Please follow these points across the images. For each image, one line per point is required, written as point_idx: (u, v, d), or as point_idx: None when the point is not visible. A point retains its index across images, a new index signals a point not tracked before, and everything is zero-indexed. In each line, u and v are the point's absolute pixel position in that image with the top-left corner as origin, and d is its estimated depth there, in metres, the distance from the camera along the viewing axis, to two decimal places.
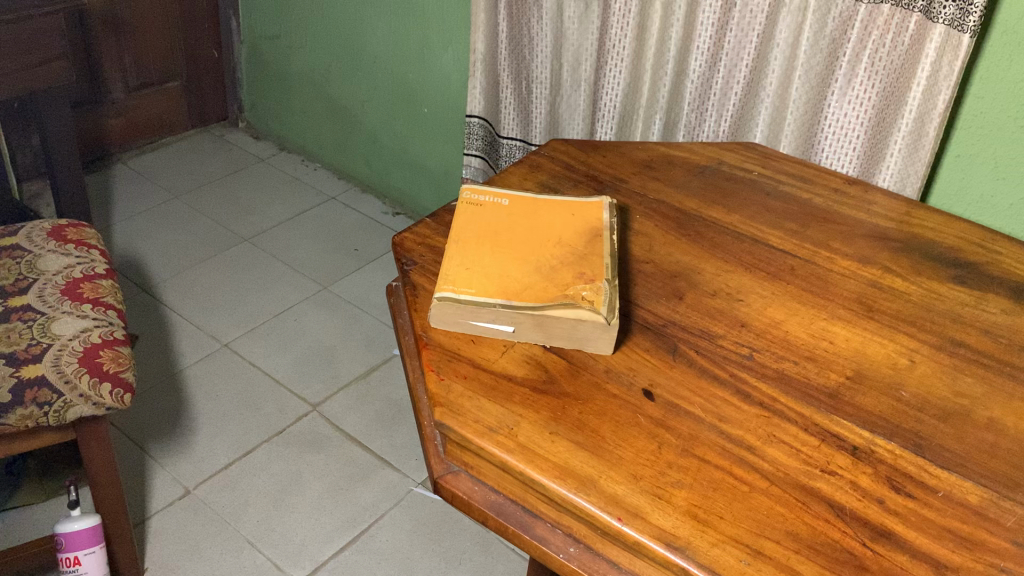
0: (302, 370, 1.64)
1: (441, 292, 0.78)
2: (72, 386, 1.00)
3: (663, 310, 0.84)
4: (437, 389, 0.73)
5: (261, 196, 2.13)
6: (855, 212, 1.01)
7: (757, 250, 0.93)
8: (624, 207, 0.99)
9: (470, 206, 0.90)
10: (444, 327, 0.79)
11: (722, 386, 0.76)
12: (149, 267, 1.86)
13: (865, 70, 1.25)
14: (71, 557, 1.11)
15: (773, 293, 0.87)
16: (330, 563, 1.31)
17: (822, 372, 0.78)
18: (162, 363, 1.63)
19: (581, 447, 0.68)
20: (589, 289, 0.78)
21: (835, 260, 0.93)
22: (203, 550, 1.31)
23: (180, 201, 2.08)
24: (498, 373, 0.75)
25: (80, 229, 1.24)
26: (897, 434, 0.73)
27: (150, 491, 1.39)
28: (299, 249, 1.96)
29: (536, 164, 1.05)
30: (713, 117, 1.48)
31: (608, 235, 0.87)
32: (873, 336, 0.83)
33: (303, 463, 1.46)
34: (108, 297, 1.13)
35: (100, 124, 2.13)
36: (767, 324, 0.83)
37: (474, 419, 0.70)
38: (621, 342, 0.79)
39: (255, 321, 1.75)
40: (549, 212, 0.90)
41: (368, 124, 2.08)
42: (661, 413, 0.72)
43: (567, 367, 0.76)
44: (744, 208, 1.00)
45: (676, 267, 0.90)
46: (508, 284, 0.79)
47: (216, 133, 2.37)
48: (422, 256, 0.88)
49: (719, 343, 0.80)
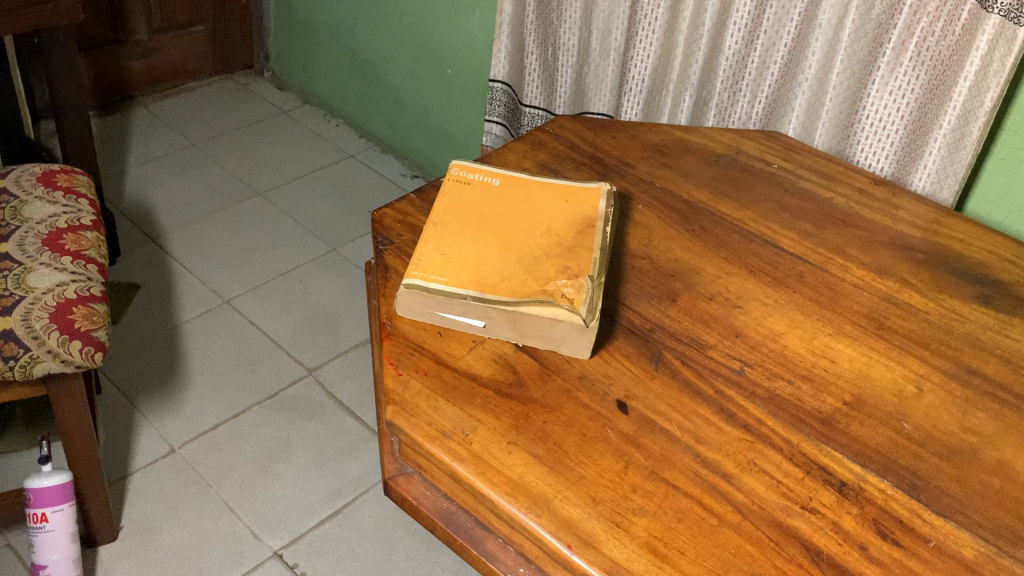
0: (302, 334, 1.60)
1: (410, 279, 0.72)
2: (41, 342, 0.96)
3: (653, 312, 0.77)
4: (393, 386, 0.67)
5: (280, 150, 2.08)
6: (880, 217, 0.93)
7: (766, 253, 0.86)
8: (627, 194, 0.92)
9: (457, 184, 0.85)
10: (411, 317, 0.73)
11: (704, 402, 0.69)
12: (158, 216, 1.83)
13: (911, 60, 1.15)
14: (39, 513, 1.07)
15: (777, 302, 0.81)
16: (308, 535, 1.28)
17: (818, 395, 0.72)
18: (160, 316, 1.60)
19: (539, 462, 0.63)
20: (571, 287, 0.72)
21: (850, 269, 0.86)
22: (182, 512, 1.28)
23: (197, 150, 2.04)
24: (462, 372, 0.69)
25: (71, 176, 1.20)
26: (892, 471, 0.66)
27: (135, 447, 1.36)
28: (313, 207, 1.92)
29: (538, 141, 0.98)
30: (746, 98, 1.39)
31: (602, 226, 0.81)
32: (879, 357, 0.76)
33: (293, 430, 1.43)
34: (90, 251, 1.10)
35: (122, 66, 2.09)
36: (764, 336, 0.77)
37: (428, 422, 0.64)
38: (601, 346, 0.73)
39: (259, 280, 1.71)
40: (541, 196, 0.84)
41: (392, 84, 2.02)
42: (633, 429, 0.66)
43: (538, 371, 0.70)
44: (759, 204, 0.93)
45: (673, 265, 0.83)
46: (482, 277, 0.73)
47: (241, 82, 2.33)
48: (399, 235, 0.81)
49: (709, 354, 0.74)
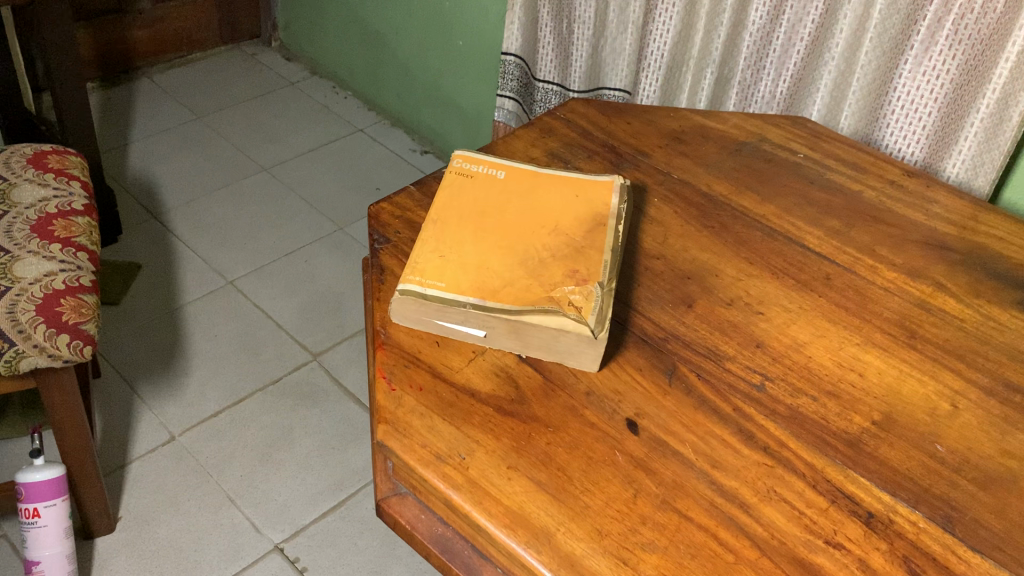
0: (307, 317, 1.56)
1: (405, 284, 0.67)
2: (26, 336, 0.92)
3: (666, 319, 0.72)
4: (385, 402, 0.62)
5: (286, 124, 2.03)
6: (911, 211, 0.87)
7: (790, 253, 0.80)
8: (642, 186, 0.86)
9: (459, 177, 0.79)
10: (407, 324, 0.68)
11: (721, 422, 0.64)
12: (162, 192, 1.79)
13: (947, 38, 1.08)
14: (30, 508, 1.04)
15: (802, 308, 0.75)
16: (310, 528, 1.24)
17: (844, 413, 0.67)
18: (162, 297, 1.56)
19: (541, 490, 0.58)
20: (579, 294, 0.67)
21: (880, 270, 0.80)
22: (181, 502, 1.25)
23: (201, 123, 1.99)
24: (460, 387, 0.64)
25: (63, 156, 1.15)
26: (925, 500, 0.61)
27: (135, 434, 1.33)
28: (319, 184, 1.86)
29: (547, 128, 0.92)
30: (770, 77, 1.32)
31: (613, 225, 0.76)
32: (910, 370, 0.71)
33: (296, 418, 1.39)
34: (80, 237, 1.05)
35: (125, 36, 2.03)
36: (786, 346, 0.71)
37: (422, 443, 0.60)
38: (610, 357, 0.68)
39: (263, 260, 1.67)
40: (549, 191, 0.79)
41: (402, 56, 1.95)
42: (643, 452, 0.61)
43: (542, 386, 0.65)
44: (783, 197, 0.87)
45: (689, 266, 0.78)
46: (483, 283, 0.68)
47: (248, 52, 2.27)
48: (397, 232, 0.76)
49: (727, 366, 0.69)
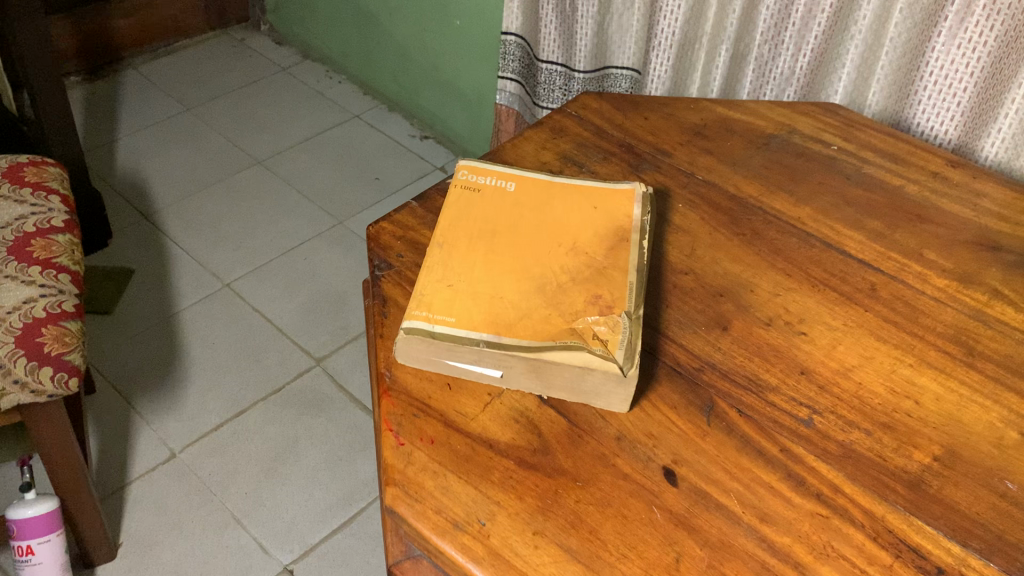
0: (308, 319, 1.50)
1: (411, 322, 0.60)
2: (6, 372, 0.86)
3: (700, 346, 0.65)
4: (394, 460, 0.56)
5: (279, 112, 1.95)
6: (960, 208, 0.80)
7: (830, 261, 0.73)
8: (664, 190, 0.79)
9: (464, 191, 0.72)
10: (414, 365, 0.62)
11: (767, 465, 0.58)
12: (152, 190, 1.71)
13: (985, 8, 0.99)
14: (23, 546, 0.99)
15: (847, 326, 0.68)
16: (320, 547, 1.19)
17: (902, 448, 0.60)
18: (157, 303, 1.50)
19: (572, 559, 0.51)
20: (604, 327, 0.60)
21: (929, 277, 0.73)
22: (184, 524, 1.20)
23: (191, 115, 1.91)
24: (476, 437, 0.57)
25: (41, 168, 1.08)
26: (999, 550, 0.55)
27: (133, 452, 1.27)
28: (316, 175, 1.79)
29: (559, 127, 0.85)
30: (789, 52, 1.21)
31: (637, 240, 0.69)
32: (971, 394, 0.64)
33: (301, 428, 1.33)
34: (61, 258, 0.98)
35: (107, 26, 1.95)
36: (834, 372, 0.65)
37: (437, 508, 0.53)
38: (641, 393, 0.62)
39: (261, 259, 1.60)
40: (565, 203, 0.72)
41: (396, 37, 1.86)
42: (683, 507, 0.55)
43: (567, 433, 0.58)
44: (818, 196, 0.80)
45: (721, 281, 0.71)
46: (497, 316, 0.61)
47: (237, 37, 2.19)
48: (400, 256, 0.69)
49: (770, 399, 0.62)
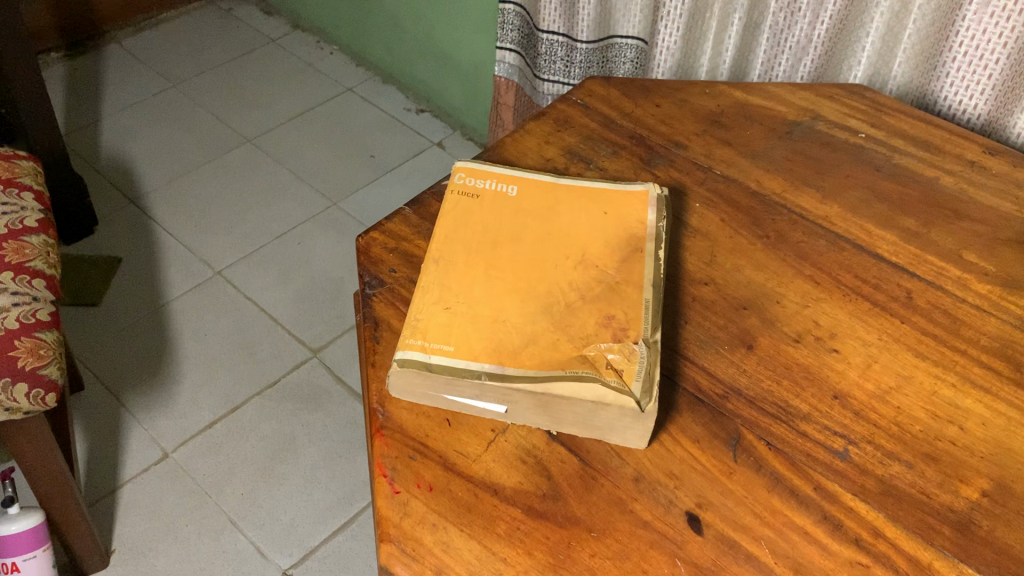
0: (303, 308, 1.44)
1: (405, 353, 0.55)
2: None
3: (723, 368, 0.60)
4: (389, 512, 0.51)
5: (268, 87, 1.87)
6: (1000, 201, 0.73)
7: (862, 266, 0.67)
8: (679, 188, 0.72)
9: (462, 197, 0.66)
10: (409, 399, 0.56)
11: (801, 507, 0.53)
12: (138, 172, 1.65)
13: None
14: (8, 563, 0.95)
15: (883, 340, 0.62)
16: (321, 550, 1.15)
17: (949, 483, 0.55)
18: (146, 293, 1.44)
19: None
20: (618, 355, 0.55)
21: (970, 283, 0.67)
22: (179, 529, 1.15)
23: (177, 92, 1.84)
24: (479, 483, 0.52)
25: (12, 162, 1.01)
26: None
27: (125, 453, 1.23)
28: (308, 154, 1.72)
29: (563, 118, 0.78)
30: (806, 19, 1.09)
31: (652, 250, 0.63)
32: (1020, 418, 0.58)
33: (299, 424, 1.28)
34: (35, 262, 0.92)
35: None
36: (870, 396, 0.59)
37: (437, 568, 0.48)
38: (659, 426, 0.56)
39: (253, 245, 1.54)
40: (572, 209, 0.66)
41: (388, 6, 1.76)
42: (710, 560, 0.50)
43: (580, 474, 0.53)
44: (846, 191, 0.73)
45: (744, 292, 0.65)
46: (500, 343, 0.55)
47: (223, 7, 2.10)
48: (393, 271, 0.64)
49: (802, 429, 0.57)
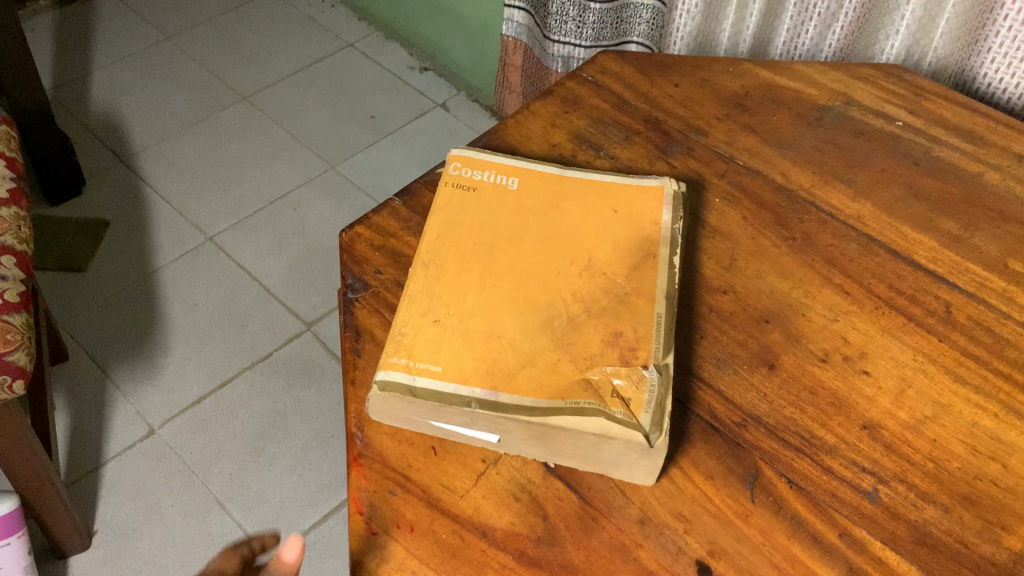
0: (298, 278, 1.38)
1: (387, 373, 0.49)
2: None
3: (741, 391, 0.54)
4: (364, 555, 0.45)
5: (266, 41, 1.79)
6: None
7: (897, 275, 0.61)
8: (697, 181, 0.66)
9: (456, 191, 0.59)
10: (391, 422, 0.50)
11: (824, 556, 0.47)
12: (129, 130, 1.58)
13: None
14: None
15: (918, 362, 0.56)
16: (310, 535, 1.10)
17: (991, 531, 0.49)
18: (134, 259, 1.38)
19: None
20: (625, 381, 0.49)
21: (1016, 296, 0.60)
22: (164, 510, 1.11)
23: (170, 45, 1.76)
24: (466, 523, 0.47)
25: None
26: None
27: (110, 429, 1.18)
28: (306, 113, 1.65)
29: (571, 98, 0.71)
30: None
31: (667, 256, 0.56)
32: None
33: (291, 401, 1.24)
34: (5, 237, 0.86)
35: None
36: (903, 427, 0.53)
37: None
38: (669, 458, 0.50)
39: (247, 209, 1.47)
40: (579, 207, 0.59)
41: None
42: None
43: (580, 515, 0.48)
44: (880, 188, 0.67)
45: (767, 302, 0.59)
46: (494, 363, 0.50)
47: None
48: (380, 273, 0.58)
49: (827, 465, 0.51)
